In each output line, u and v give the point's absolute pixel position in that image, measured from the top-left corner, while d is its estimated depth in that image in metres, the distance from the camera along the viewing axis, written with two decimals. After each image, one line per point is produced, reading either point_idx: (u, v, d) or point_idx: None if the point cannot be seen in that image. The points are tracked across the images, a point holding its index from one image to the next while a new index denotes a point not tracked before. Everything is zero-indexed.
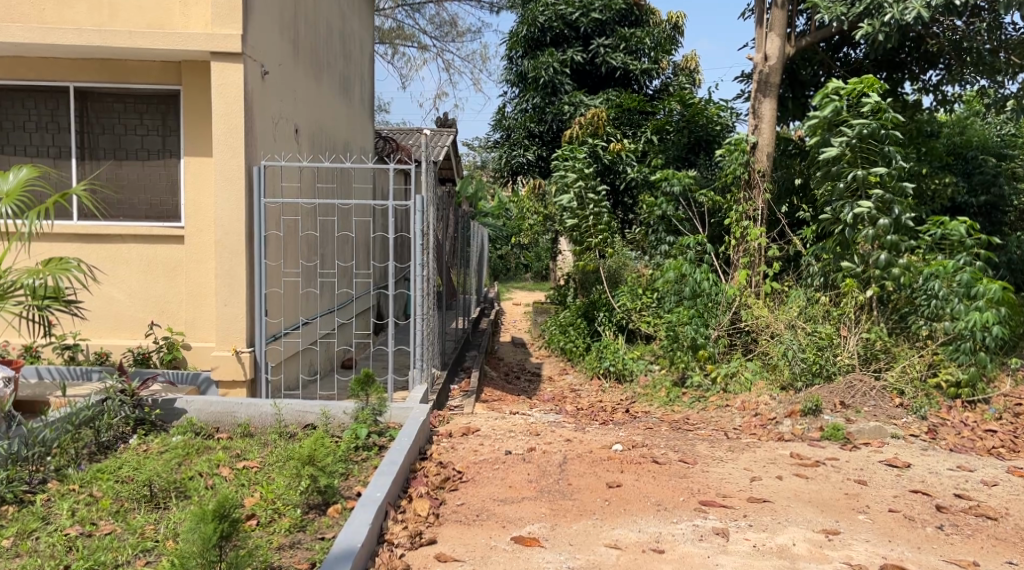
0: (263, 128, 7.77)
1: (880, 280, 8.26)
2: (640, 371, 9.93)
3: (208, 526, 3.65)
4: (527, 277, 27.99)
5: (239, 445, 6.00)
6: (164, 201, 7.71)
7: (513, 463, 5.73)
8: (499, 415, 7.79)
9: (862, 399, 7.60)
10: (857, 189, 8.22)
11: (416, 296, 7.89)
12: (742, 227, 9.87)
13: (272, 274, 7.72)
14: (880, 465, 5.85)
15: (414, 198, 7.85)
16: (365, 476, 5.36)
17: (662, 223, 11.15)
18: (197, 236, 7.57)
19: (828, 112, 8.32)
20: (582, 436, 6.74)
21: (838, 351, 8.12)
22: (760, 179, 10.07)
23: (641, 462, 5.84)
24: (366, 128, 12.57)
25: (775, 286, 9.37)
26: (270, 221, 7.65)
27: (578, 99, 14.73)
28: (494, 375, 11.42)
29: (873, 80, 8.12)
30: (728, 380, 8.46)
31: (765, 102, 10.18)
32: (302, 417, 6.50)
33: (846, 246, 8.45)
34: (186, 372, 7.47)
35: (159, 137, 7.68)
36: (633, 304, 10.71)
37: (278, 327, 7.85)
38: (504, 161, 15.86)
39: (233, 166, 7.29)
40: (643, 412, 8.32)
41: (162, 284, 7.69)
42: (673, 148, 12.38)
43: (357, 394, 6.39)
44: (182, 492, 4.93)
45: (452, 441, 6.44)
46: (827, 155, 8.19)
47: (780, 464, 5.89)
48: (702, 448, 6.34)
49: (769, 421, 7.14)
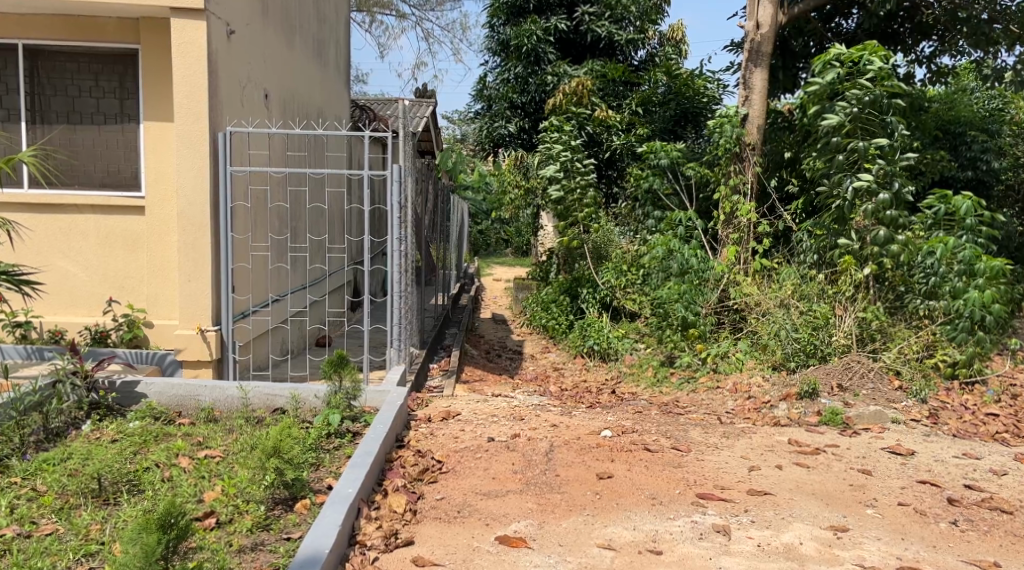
0: (228, 92, 7.29)
1: (878, 258, 7.89)
2: (625, 350, 9.59)
3: (150, 538, 3.30)
4: (507, 253, 27.57)
5: (201, 432, 5.58)
6: (121, 168, 7.23)
7: (496, 452, 5.36)
8: (480, 397, 7.41)
9: (860, 382, 7.26)
10: (857, 162, 7.96)
11: (395, 272, 7.51)
12: (731, 201, 9.48)
13: (239, 249, 7.27)
14: (883, 453, 5.53)
15: (391, 167, 7.41)
16: (336, 467, 5.00)
17: (649, 198, 10.74)
18: (157, 207, 7.11)
19: (828, 79, 8.12)
20: (569, 421, 6.38)
21: (833, 331, 7.80)
22: (751, 153, 9.67)
23: (632, 450, 5.49)
24: (342, 96, 12.07)
25: (766, 263, 9.03)
26: (237, 191, 7.19)
27: (562, 69, 14.29)
28: (475, 354, 11.06)
29: (876, 49, 8.02)
30: (718, 360, 8.15)
31: (756, 72, 9.77)
32: (271, 401, 6.11)
33: (843, 222, 8.13)
34: (149, 352, 7.06)
35: (116, 100, 7.19)
36: (618, 281, 10.36)
37: (245, 304, 7.40)
38: (486, 132, 15.52)
39: (195, 132, 6.86)
40: (630, 395, 7.98)
41: (121, 258, 7.23)
42: (660, 121, 12.10)
43: (329, 376, 5.90)
44: (136, 488, 4.52)
45: (431, 427, 6.07)
46: (827, 123, 7.94)
47: (778, 452, 5.56)
48: (695, 434, 6.00)
49: (763, 404, 6.80)
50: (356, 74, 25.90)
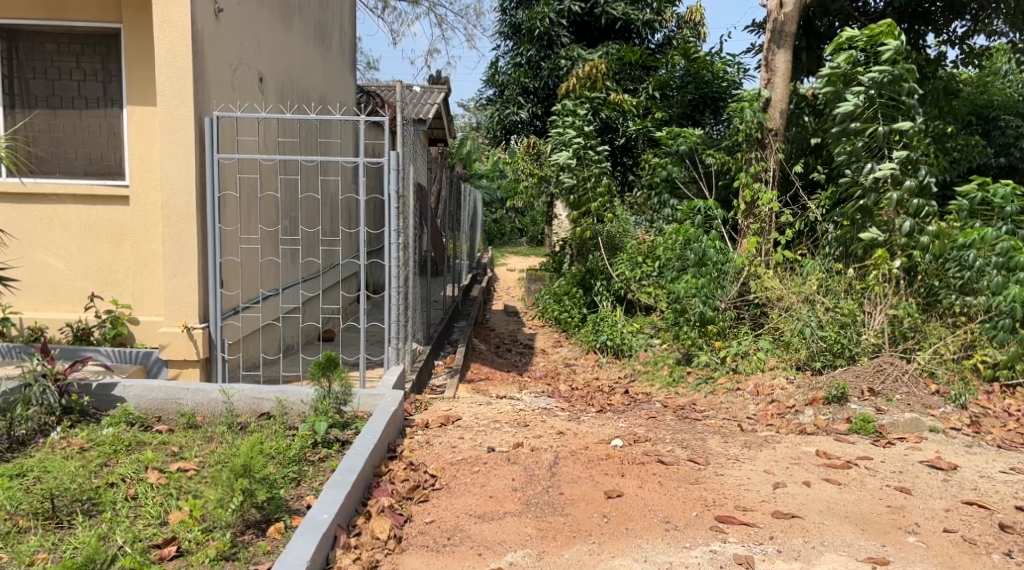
0: (216, 74, 6.84)
1: (907, 250, 7.38)
2: (640, 346, 9.08)
3: None
4: (522, 242, 27.16)
5: (178, 440, 5.17)
6: (105, 155, 6.81)
7: (494, 466, 4.91)
8: (484, 399, 6.95)
9: (893, 386, 6.73)
10: (879, 146, 7.41)
11: (392, 266, 7.02)
12: (752, 189, 8.91)
13: (228, 241, 6.83)
14: (922, 468, 5.02)
15: (387, 153, 6.93)
16: (319, 483, 4.61)
17: (665, 185, 10.16)
18: (142, 197, 6.69)
19: (841, 64, 7.57)
20: (576, 428, 5.90)
21: (861, 330, 7.29)
22: (773, 139, 9.15)
23: (644, 463, 5.02)
24: (346, 80, 11.60)
25: (789, 255, 8.44)
26: (225, 179, 6.76)
27: (576, 53, 13.71)
28: (483, 348, 10.62)
29: (893, 27, 7.38)
30: (738, 359, 7.69)
31: (779, 54, 9.18)
32: (257, 405, 5.70)
33: (865, 214, 7.60)
34: (132, 352, 6.70)
35: (99, 82, 6.76)
36: (633, 273, 9.88)
37: (234, 300, 6.95)
38: (497, 118, 15.08)
39: (180, 116, 6.42)
40: (644, 396, 7.53)
41: (104, 251, 6.82)
42: (677, 106, 11.52)
43: (317, 380, 5.46)
44: (94, 509, 4.12)
45: (428, 434, 5.64)
46: (843, 110, 7.45)
47: (806, 465, 5.07)
48: (713, 444, 5.51)
49: (788, 409, 6.33)
50: (370, 62, 25.48)
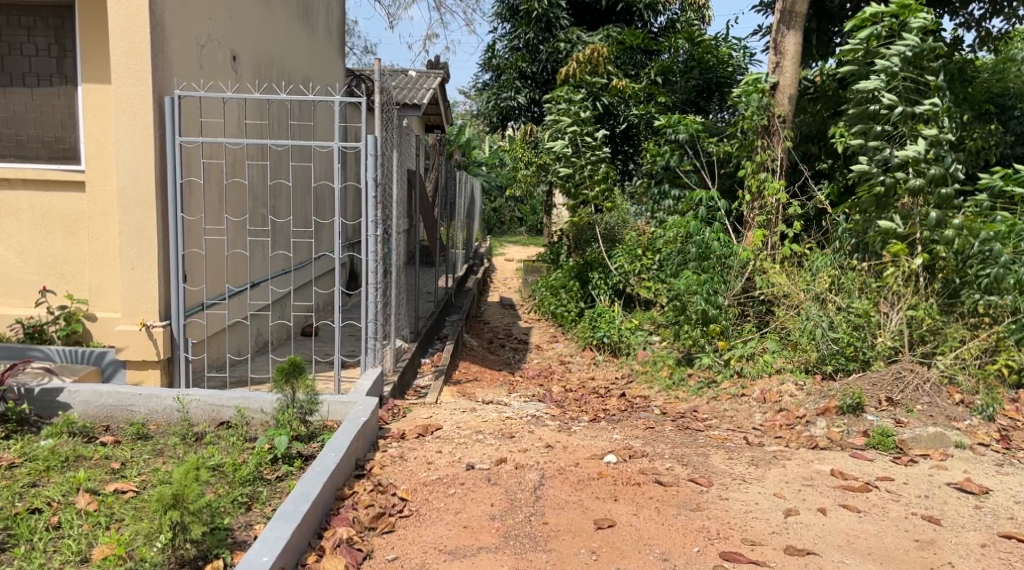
0: (180, 51, 6.28)
1: (930, 244, 6.77)
2: (639, 344, 8.51)
3: None
4: (521, 231, 26.67)
5: (122, 454, 4.65)
6: (59, 138, 6.24)
7: (472, 488, 4.40)
8: (469, 404, 6.42)
9: (914, 395, 6.18)
10: (902, 131, 6.83)
11: (370, 262, 6.38)
12: (758, 179, 8.28)
13: (191, 232, 6.29)
14: (951, 492, 4.52)
15: (364, 138, 6.22)
16: (272, 508, 4.10)
17: (667, 174, 9.71)
18: (97, 183, 6.15)
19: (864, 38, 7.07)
20: (567, 440, 5.38)
21: (876, 332, 6.71)
22: (781, 126, 8.45)
23: (639, 484, 4.51)
24: (334, 62, 11.01)
25: (796, 249, 7.84)
26: (189, 165, 6.22)
27: (575, 36, 13.09)
28: (474, 344, 10.09)
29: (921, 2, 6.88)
30: (743, 361, 7.16)
31: (789, 36, 8.43)
32: (215, 413, 5.21)
33: (883, 205, 6.99)
34: (85, 352, 6.15)
35: (52, 58, 6.20)
36: (632, 266, 9.30)
37: (198, 296, 6.40)
38: (493, 104, 14.46)
39: (136, 96, 5.89)
40: (642, 400, 7.07)
41: (59, 241, 6.28)
42: (680, 91, 10.90)
43: (279, 387, 4.93)
44: (8, 541, 3.61)
45: (402, 447, 5.12)
46: (865, 87, 6.79)
47: (820, 487, 4.55)
48: (716, 461, 4.98)
49: (797, 420, 5.83)
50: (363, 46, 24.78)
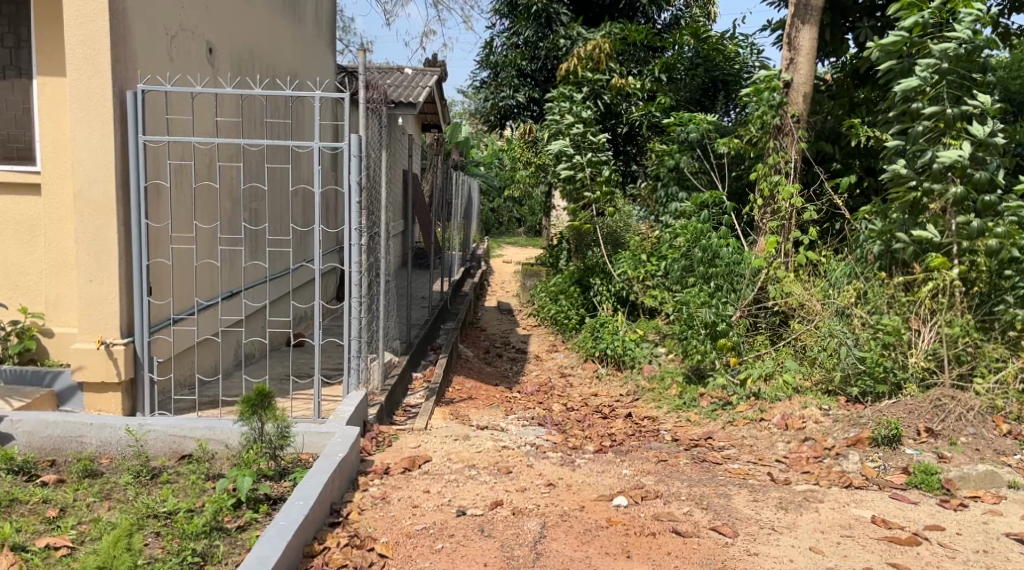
0: (145, 40, 5.67)
1: (970, 255, 6.13)
2: (644, 357, 7.90)
3: None
4: (519, 232, 26.13)
5: (63, 498, 4.07)
6: (12, 136, 5.67)
7: (463, 541, 3.84)
8: (462, 431, 5.83)
9: (956, 426, 5.62)
10: (947, 132, 6.13)
11: (353, 272, 5.74)
12: (771, 181, 7.54)
13: (156, 239, 5.68)
14: (1012, 546, 3.98)
15: (346, 137, 5.57)
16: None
17: (673, 176, 9.13)
18: (53, 187, 5.56)
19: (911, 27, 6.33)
20: (572, 476, 4.81)
21: (909, 352, 6.08)
22: (794, 126, 7.78)
23: (655, 535, 3.95)
24: (322, 55, 10.41)
25: (813, 257, 7.13)
26: (154, 166, 5.63)
27: (576, 32, 12.53)
28: (470, 355, 9.48)
29: None
30: (761, 382, 6.56)
31: (804, 31, 7.81)
32: (176, 446, 4.66)
33: (915, 211, 6.35)
34: (23, 371, 5.61)
35: (6, 48, 5.63)
36: (636, 272, 8.67)
37: (163, 311, 5.79)
38: (491, 102, 13.87)
39: (95, 89, 5.29)
40: (650, 422, 6.51)
41: (13, 248, 5.70)
42: (685, 90, 10.30)
43: (246, 419, 4.31)
44: None
45: (385, 486, 4.53)
46: (905, 85, 6.15)
47: (862, 538, 4.01)
48: (740, 505, 4.40)
49: (826, 452, 5.42)
50: None
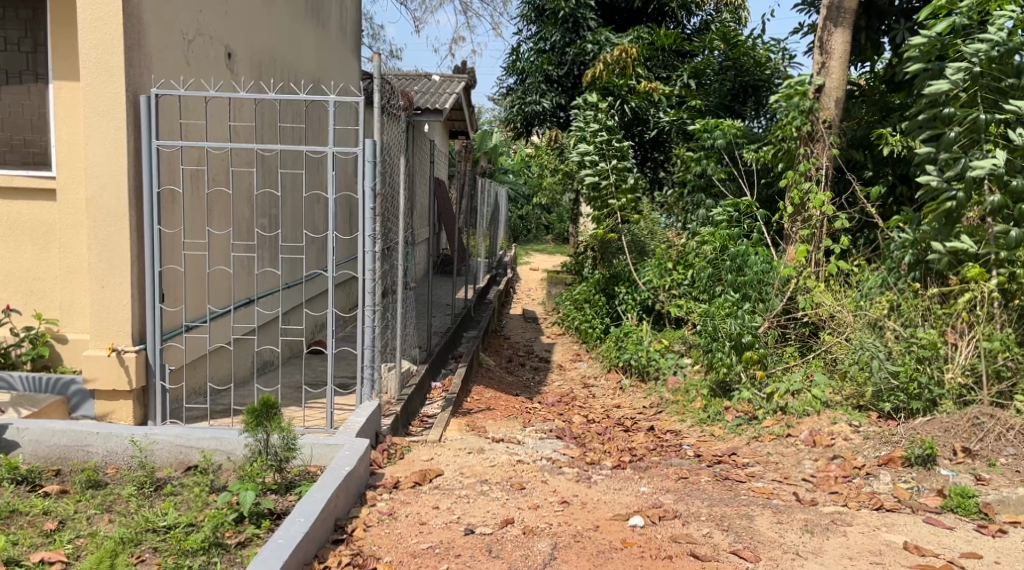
0: (161, 45, 5.60)
1: (1008, 266, 5.82)
2: (669, 368, 7.63)
3: None
4: (548, 240, 25.91)
5: (63, 510, 3.98)
6: (29, 141, 5.62)
7: (470, 562, 3.70)
8: (478, 443, 5.68)
9: (996, 446, 5.33)
10: (979, 139, 5.90)
11: (367, 279, 5.62)
12: (801, 190, 7.27)
13: (169, 245, 5.61)
14: None
15: (361, 143, 5.46)
16: None
17: (700, 183, 8.94)
18: (68, 191, 5.49)
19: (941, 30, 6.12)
20: (589, 493, 4.64)
21: (945, 366, 5.76)
22: (826, 132, 7.49)
23: (671, 559, 3.78)
24: (346, 61, 10.33)
25: (845, 267, 6.89)
26: (168, 171, 5.55)
27: (603, 37, 12.43)
28: (491, 364, 9.33)
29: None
30: (789, 397, 6.33)
31: (836, 33, 7.54)
32: (182, 457, 4.57)
33: (951, 222, 6.01)
34: (49, 379, 5.51)
35: (23, 53, 5.58)
36: (662, 281, 8.47)
37: (176, 318, 5.71)
38: (516, 109, 13.65)
39: (109, 94, 5.23)
40: (673, 437, 6.32)
41: (28, 252, 5.64)
42: (714, 95, 10.00)
43: (250, 431, 4.20)
44: None
45: (394, 501, 4.39)
46: (935, 88, 5.93)
47: (892, 565, 3.81)
48: (763, 526, 4.21)
49: (856, 471, 5.21)
50: None
